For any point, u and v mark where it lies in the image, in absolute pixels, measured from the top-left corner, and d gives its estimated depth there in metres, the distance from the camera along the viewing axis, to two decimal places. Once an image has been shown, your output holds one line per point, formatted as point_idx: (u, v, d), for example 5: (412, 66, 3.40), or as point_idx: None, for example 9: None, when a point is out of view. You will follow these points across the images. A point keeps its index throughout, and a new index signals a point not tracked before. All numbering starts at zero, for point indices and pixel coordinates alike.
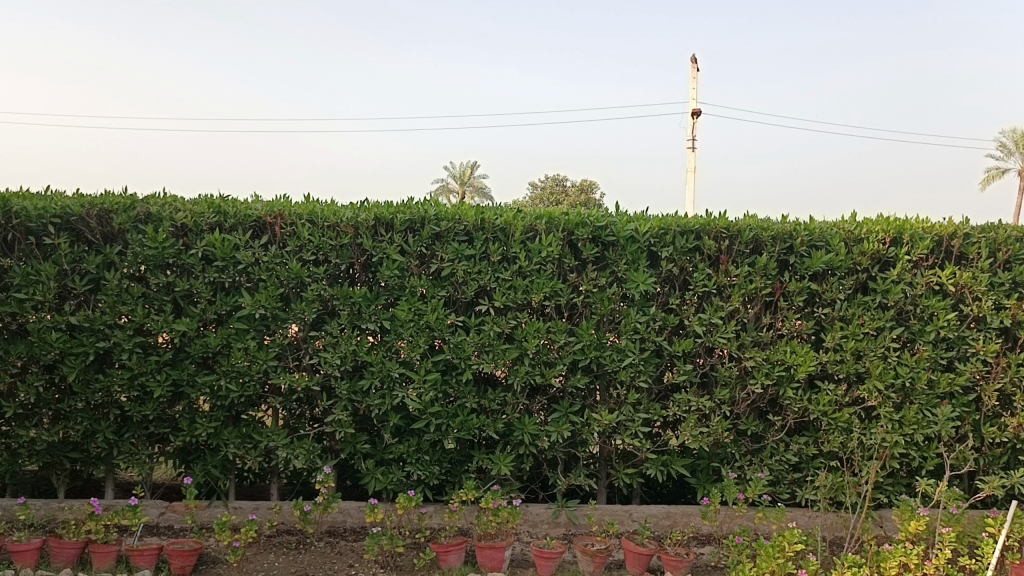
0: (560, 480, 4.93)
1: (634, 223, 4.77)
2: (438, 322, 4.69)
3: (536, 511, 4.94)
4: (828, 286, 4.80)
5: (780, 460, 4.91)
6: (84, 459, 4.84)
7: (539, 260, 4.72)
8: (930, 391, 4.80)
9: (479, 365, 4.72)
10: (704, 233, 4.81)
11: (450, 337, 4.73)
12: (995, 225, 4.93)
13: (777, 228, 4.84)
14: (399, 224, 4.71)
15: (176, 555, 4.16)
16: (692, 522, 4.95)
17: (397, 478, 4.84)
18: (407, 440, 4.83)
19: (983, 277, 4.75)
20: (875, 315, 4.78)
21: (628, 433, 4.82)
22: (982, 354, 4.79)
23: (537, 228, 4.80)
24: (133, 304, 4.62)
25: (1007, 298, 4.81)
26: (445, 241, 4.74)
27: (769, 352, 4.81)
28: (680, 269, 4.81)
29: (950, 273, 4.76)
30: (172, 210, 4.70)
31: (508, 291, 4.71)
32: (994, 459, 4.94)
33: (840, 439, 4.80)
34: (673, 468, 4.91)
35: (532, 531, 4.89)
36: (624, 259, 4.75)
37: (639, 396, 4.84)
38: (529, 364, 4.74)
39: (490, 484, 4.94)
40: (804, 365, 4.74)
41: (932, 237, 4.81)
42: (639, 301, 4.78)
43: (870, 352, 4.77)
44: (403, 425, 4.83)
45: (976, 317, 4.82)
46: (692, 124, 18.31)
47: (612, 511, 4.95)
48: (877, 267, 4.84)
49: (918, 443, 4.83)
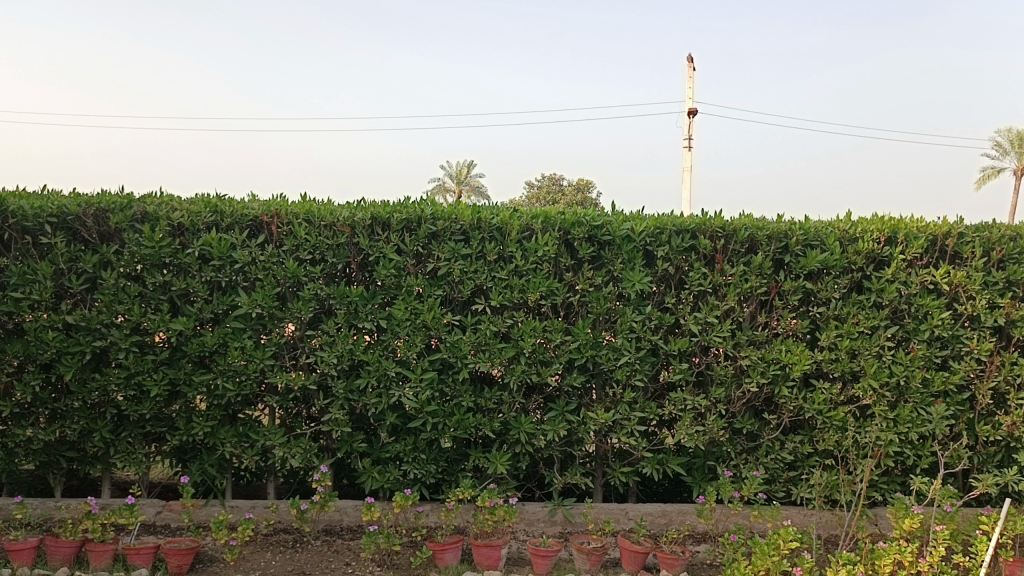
0: (556, 478, 4.95)
1: (630, 223, 4.79)
2: (435, 321, 4.70)
3: (533, 509, 4.95)
4: (823, 285, 4.81)
5: (775, 459, 4.93)
6: (80, 458, 4.85)
7: (535, 259, 4.73)
8: (925, 390, 4.81)
9: (475, 364, 4.73)
10: (699, 233, 4.83)
11: (447, 337, 4.74)
12: (989, 225, 4.95)
13: (773, 228, 4.85)
14: (396, 224, 4.71)
15: (172, 554, 4.16)
16: (688, 520, 4.96)
17: (394, 477, 4.85)
18: (404, 439, 4.85)
19: (977, 276, 4.77)
20: (870, 315, 4.79)
21: (624, 432, 4.85)
22: (976, 352, 4.81)
23: (533, 228, 4.81)
24: (130, 303, 4.62)
25: (1000, 297, 4.83)
26: (441, 240, 4.75)
27: (765, 351, 4.83)
28: (675, 269, 4.83)
29: (945, 272, 4.77)
30: (169, 209, 4.70)
31: (504, 290, 4.73)
32: (988, 458, 4.96)
33: (834, 437, 4.82)
34: (669, 466, 4.93)
35: (529, 529, 4.90)
36: (620, 258, 4.77)
37: (635, 395, 4.86)
38: (526, 363, 4.76)
39: (486, 483, 4.96)
40: (799, 363, 4.76)
41: (927, 236, 4.83)
42: (634, 301, 4.79)
43: (865, 351, 4.79)
44: (400, 424, 4.84)
45: (970, 316, 4.84)
46: (688, 124, 18.39)
47: (607, 509, 4.96)
48: (872, 266, 4.86)
49: (913, 442, 4.85)
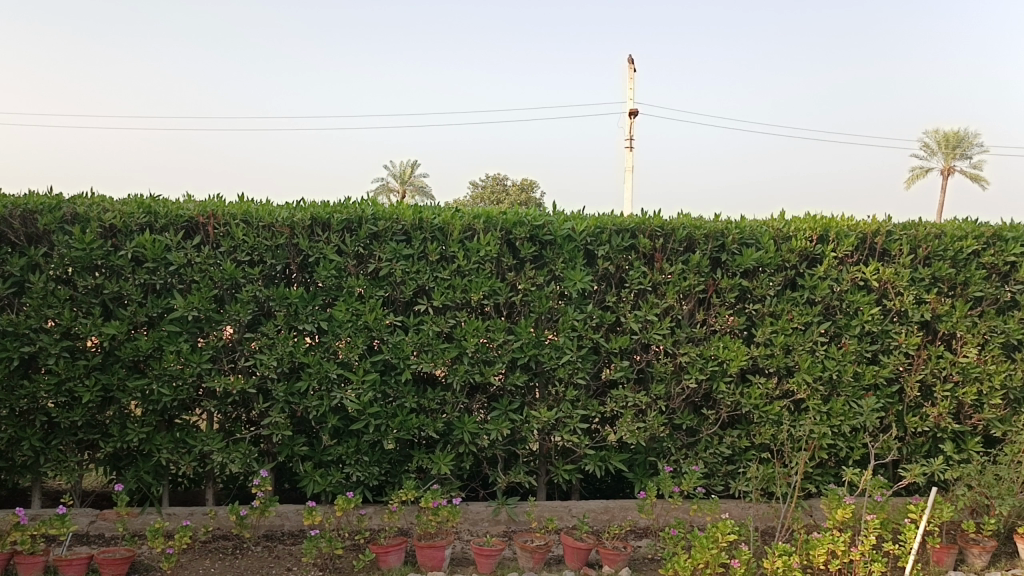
0: (500, 478, 4.96)
1: (570, 222, 4.83)
2: (377, 322, 4.67)
3: (477, 509, 4.95)
4: (759, 283, 4.92)
5: (714, 453, 5.03)
6: (9, 468, 4.69)
7: (477, 259, 4.74)
8: (856, 383, 4.96)
9: (418, 364, 4.72)
10: (639, 232, 4.89)
11: (389, 338, 4.71)
12: (915, 223, 5.11)
13: (709, 227, 4.94)
14: (336, 224, 4.67)
15: (106, 564, 4.06)
16: (630, 515, 5.03)
17: (336, 480, 4.80)
18: (346, 441, 4.80)
19: (904, 273, 4.92)
20: (803, 311, 4.92)
21: (567, 429, 4.89)
22: (904, 346, 4.97)
23: (475, 228, 4.81)
24: (59, 307, 4.48)
25: (927, 292, 4.98)
26: (382, 240, 4.72)
27: (703, 347, 4.92)
28: (616, 268, 4.89)
29: (874, 269, 4.92)
30: (100, 210, 4.56)
31: (446, 291, 4.72)
32: (916, 448, 5.13)
33: (770, 431, 4.94)
34: (611, 463, 4.99)
35: (473, 529, 4.90)
36: (562, 257, 4.81)
37: (577, 393, 4.90)
38: (468, 363, 4.77)
39: (430, 483, 4.94)
40: (736, 359, 4.87)
41: (856, 234, 4.97)
42: (576, 299, 4.84)
43: (798, 346, 4.91)
44: (342, 426, 4.80)
45: (898, 311, 4.99)
46: (630, 124, 18.67)
47: (551, 507, 4.98)
48: (805, 264, 4.98)
49: (845, 434, 4.99)
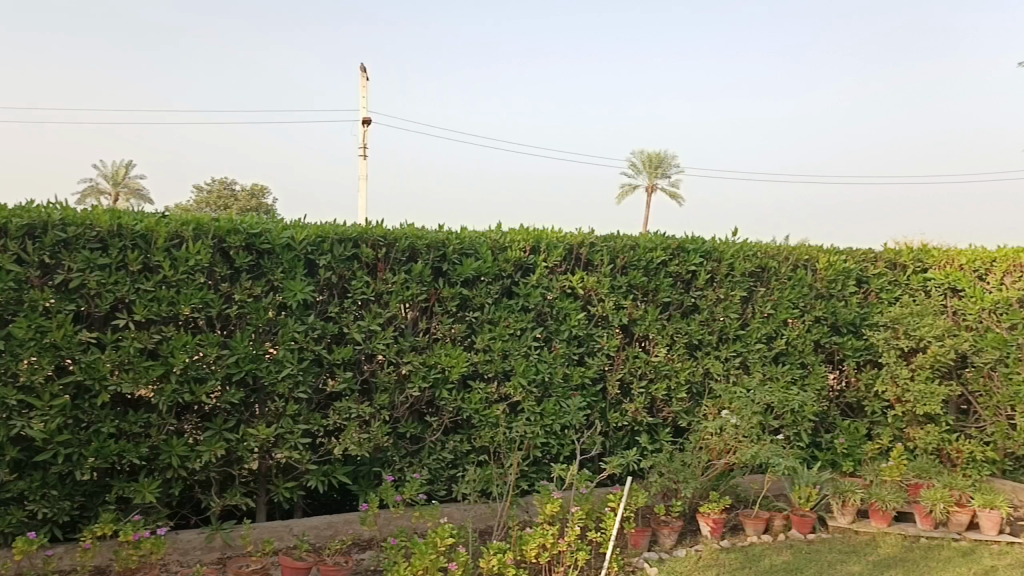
0: (214, 502, 4.67)
1: (289, 231, 4.66)
2: (67, 340, 4.14)
3: (188, 537, 4.59)
4: (477, 291, 5.09)
5: (437, 459, 5.11)
6: None
7: (186, 270, 4.39)
8: (566, 384, 5.28)
9: (118, 385, 4.27)
10: (361, 241, 4.84)
11: (81, 357, 4.19)
12: (616, 236, 5.52)
13: (431, 237, 5.01)
14: (15, 230, 4.02)
15: None
16: (353, 529, 4.96)
17: (15, 521, 4.23)
18: (28, 475, 4.22)
19: (605, 281, 5.34)
20: (518, 317, 5.16)
21: (287, 445, 4.71)
22: (606, 348, 5.39)
23: (183, 235, 4.45)
24: None
25: (625, 299, 5.43)
26: (73, 248, 4.18)
27: (426, 356, 4.98)
28: (337, 278, 4.80)
29: (579, 278, 5.29)
30: None
31: (150, 304, 4.33)
32: (617, 441, 5.57)
33: (489, 434, 5.11)
34: (334, 477, 4.88)
35: (182, 560, 4.55)
36: (281, 267, 4.63)
37: (298, 407, 4.74)
38: (177, 382, 4.41)
39: (132, 514, 4.54)
40: (456, 365, 4.98)
41: (564, 246, 5.31)
42: (297, 310, 4.68)
43: (514, 351, 5.14)
44: (23, 459, 4.21)
45: (601, 316, 5.39)
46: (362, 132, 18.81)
47: (270, 528, 4.74)
48: (519, 274, 5.24)
49: (556, 432, 5.29)
